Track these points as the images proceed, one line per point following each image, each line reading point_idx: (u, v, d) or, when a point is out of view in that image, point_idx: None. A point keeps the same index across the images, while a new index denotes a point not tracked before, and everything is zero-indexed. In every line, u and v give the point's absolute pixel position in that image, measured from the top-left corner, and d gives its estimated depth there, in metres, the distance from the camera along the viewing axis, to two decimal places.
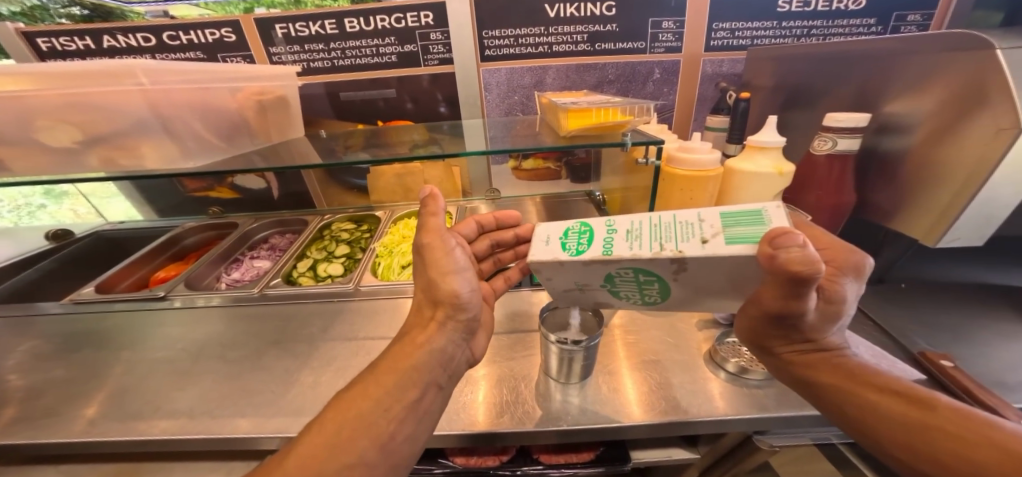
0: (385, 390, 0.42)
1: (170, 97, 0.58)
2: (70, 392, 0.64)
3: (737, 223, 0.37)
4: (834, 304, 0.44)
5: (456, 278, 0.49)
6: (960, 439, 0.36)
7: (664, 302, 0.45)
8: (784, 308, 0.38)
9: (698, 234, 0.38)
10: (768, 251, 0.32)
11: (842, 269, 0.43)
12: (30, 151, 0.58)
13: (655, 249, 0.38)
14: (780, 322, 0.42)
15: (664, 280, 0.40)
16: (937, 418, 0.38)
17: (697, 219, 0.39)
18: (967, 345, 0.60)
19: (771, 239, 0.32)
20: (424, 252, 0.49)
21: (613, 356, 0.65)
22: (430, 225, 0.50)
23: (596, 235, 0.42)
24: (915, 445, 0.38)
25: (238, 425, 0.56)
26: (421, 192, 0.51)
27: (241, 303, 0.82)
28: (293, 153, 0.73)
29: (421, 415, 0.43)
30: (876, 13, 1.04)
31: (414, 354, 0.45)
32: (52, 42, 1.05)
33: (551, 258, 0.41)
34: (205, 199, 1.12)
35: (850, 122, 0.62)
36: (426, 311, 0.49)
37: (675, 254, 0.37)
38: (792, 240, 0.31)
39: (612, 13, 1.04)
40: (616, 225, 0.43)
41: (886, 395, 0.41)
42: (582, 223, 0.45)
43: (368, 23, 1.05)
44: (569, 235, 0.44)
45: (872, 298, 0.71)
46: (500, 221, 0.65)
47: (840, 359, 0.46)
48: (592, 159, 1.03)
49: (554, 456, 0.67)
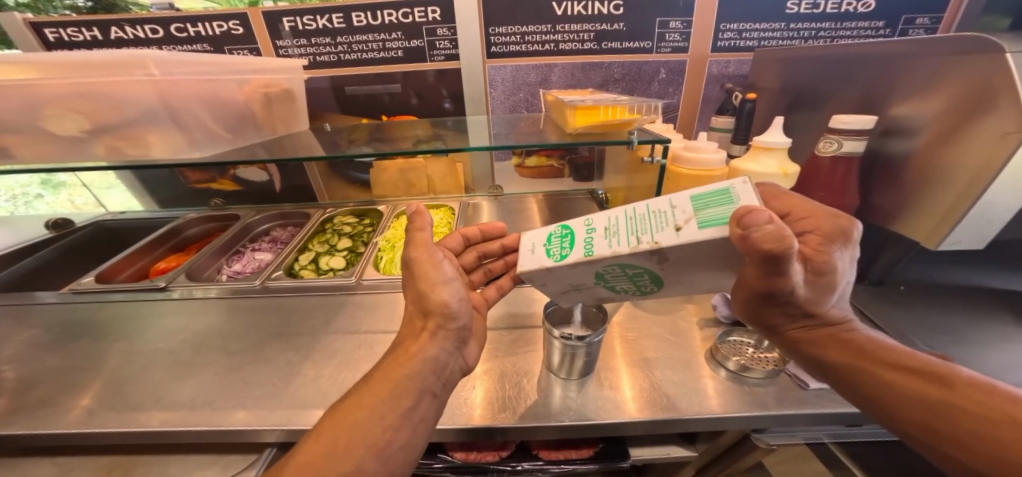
0: (379, 399, 0.42)
1: (180, 88, 0.57)
2: (67, 383, 0.63)
3: (707, 204, 0.36)
4: (826, 275, 0.45)
5: (444, 288, 0.49)
6: (975, 415, 0.38)
7: (661, 289, 0.44)
8: (774, 286, 0.39)
9: (671, 222, 0.37)
10: (739, 232, 0.32)
11: (830, 237, 0.45)
12: (36, 139, 0.58)
13: (632, 243, 0.38)
14: (773, 300, 0.43)
15: (651, 270, 0.40)
16: (952, 394, 0.40)
17: (669, 206, 0.39)
18: (965, 348, 0.60)
19: (738, 219, 0.32)
20: (413, 266, 0.51)
21: (611, 353, 0.65)
22: (418, 240, 0.52)
23: (577, 237, 0.43)
24: (931, 422, 0.40)
25: (238, 417, 0.56)
26: (408, 209, 0.53)
27: (240, 294, 0.82)
28: (297, 146, 0.73)
29: (416, 422, 0.43)
30: (884, 16, 1.04)
31: (407, 364, 0.45)
32: (59, 33, 1.04)
33: (538, 266, 0.44)
34: (206, 191, 1.15)
35: (857, 124, 0.62)
36: (418, 323, 0.49)
37: (652, 246, 0.37)
38: (760, 217, 0.31)
39: (620, 12, 1.04)
40: (595, 224, 0.43)
41: (901, 374, 0.43)
42: (564, 226, 0.47)
43: (375, 18, 1.04)
44: (552, 241, 0.46)
45: (872, 302, 0.70)
46: (486, 231, 0.64)
47: (848, 334, 0.48)
48: (595, 157, 1.07)
49: (554, 452, 0.67)
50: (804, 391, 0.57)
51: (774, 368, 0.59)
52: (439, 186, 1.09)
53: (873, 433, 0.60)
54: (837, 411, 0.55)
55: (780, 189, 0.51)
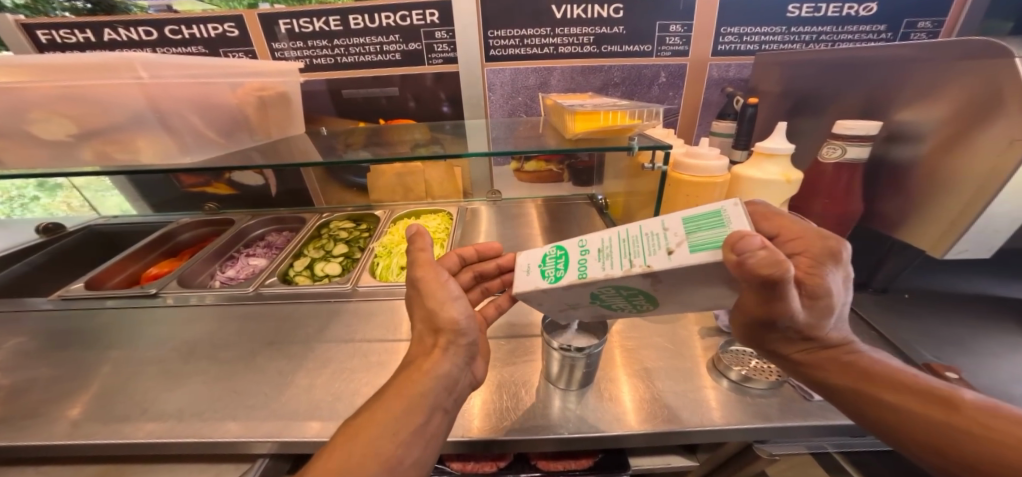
0: (392, 415, 0.41)
1: (169, 92, 0.56)
2: (54, 393, 0.62)
3: (699, 227, 0.36)
4: (821, 298, 0.43)
5: (454, 304, 0.47)
6: (987, 440, 0.36)
7: (656, 307, 0.43)
8: (772, 312, 0.38)
9: (664, 245, 0.36)
10: (733, 258, 0.31)
11: (820, 259, 0.43)
12: (23, 143, 0.57)
13: (625, 266, 0.37)
14: (772, 326, 0.42)
15: (647, 292, 0.39)
16: (958, 417, 0.38)
17: (661, 228, 0.38)
18: (973, 357, 0.58)
19: (732, 245, 0.31)
20: (420, 286, 0.49)
21: (611, 364, 0.64)
22: (422, 260, 0.50)
23: (571, 258, 0.42)
24: (941, 445, 0.38)
25: (229, 429, 0.54)
26: (408, 229, 0.51)
27: (235, 301, 0.81)
28: (293, 150, 0.72)
29: (428, 438, 0.41)
30: (886, 20, 1.04)
31: (419, 381, 0.43)
32: (52, 34, 1.03)
33: (533, 288, 0.42)
34: (201, 195, 1.14)
35: (861, 129, 0.61)
36: (428, 339, 0.48)
37: (645, 269, 0.36)
38: (752, 242, 0.30)
39: (620, 15, 1.04)
40: (588, 245, 0.42)
41: (908, 396, 0.41)
42: (558, 246, 0.46)
43: (372, 20, 1.03)
44: (547, 262, 0.44)
45: (879, 314, 0.69)
46: (481, 253, 0.62)
47: (851, 356, 0.46)
48: (595, 163, 1.09)
49: (552, 463, 0.65)
50: (809, 402, 0.56)
51: (776, 379, 0.58)
52: (437, 191, 1.09)
53: (873, 443, 0.59)
54: (840, 424, 0.54)
55: (766, 208, 0.49)
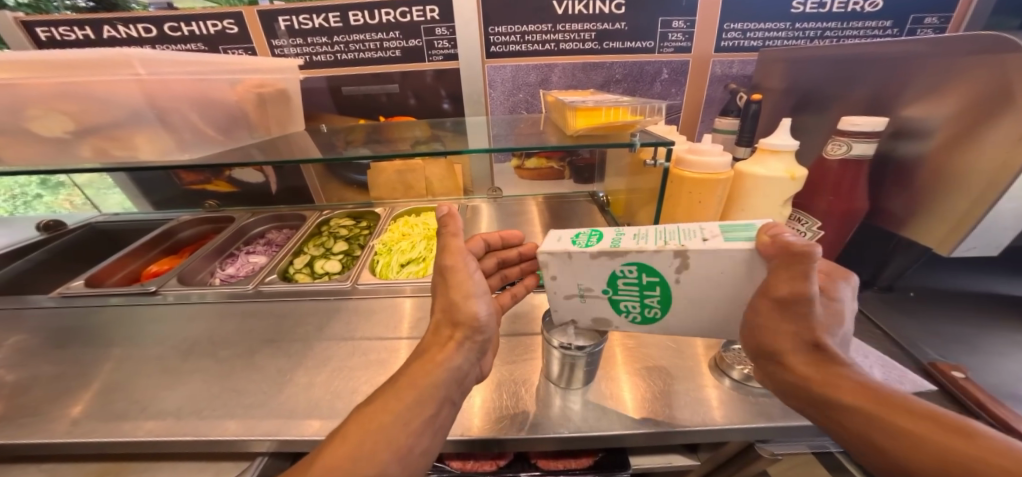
0: (403, 404, 0.40)
1: (166, 88, 0.56)
2: (54, 390, 0.62)
3: (729, 230, 0.44)
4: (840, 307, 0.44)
5: (477, 300, 0.47)
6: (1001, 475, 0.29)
7: (663, 314, 0.49)
8: (798, 292, 0.39)
9: (697, 236, 0.44)
10: (769, 238, 0.40)
11: (834, 277, 0.47)
12: (21, 141, 0.56)
13: (661, 244, 0.43)
14: (789, 314, 0.40)
15: (666, 280, 0.45)
16: (966, 444, 0.31)
17: (695, 228, 0.46)
18: (979, 356, 0.58)
19: (768, 231, 0.40)
20: (447, 273, 0.48)
21: (611, 362, 0.63)
22: (452, 246, 0.49)
23: (606, 236, 0.47)
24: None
25: (228, 427, 0.54)
26: (440, 211, 0.50)
27: (234, 299, 0.81)
28: (292, 148, 0.71)
29: (437, 429, 0.41)
30: (892, 15, 1.02)
31: (432, 373, 0.43)
32: (51, 32, 1.02)
33: (563, 249, 0.45)
34: (202, 192, 1.14)
35: (867, 126, 0.61)
36: (444, 331, 0.47)
37: (681, 248, 0.42)
38: (784, 230, 0.40)
39: (621, 11, 1.03)
40: (624, 231, 0.48)
41: (912, 417, 0.34)
42: (592, 227, 0.49)
43: (372, 17, 1.03)
44: (580, 235, 0.48)
45: (885, 312, 0.67)
46: (506, 239, 0.61)
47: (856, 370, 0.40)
48: (596, 159, 1.06)
49: (551, 462, 0.65)
50: None
51: None
52: (438, 188, 1.09)
53: None
54: None
55: None
